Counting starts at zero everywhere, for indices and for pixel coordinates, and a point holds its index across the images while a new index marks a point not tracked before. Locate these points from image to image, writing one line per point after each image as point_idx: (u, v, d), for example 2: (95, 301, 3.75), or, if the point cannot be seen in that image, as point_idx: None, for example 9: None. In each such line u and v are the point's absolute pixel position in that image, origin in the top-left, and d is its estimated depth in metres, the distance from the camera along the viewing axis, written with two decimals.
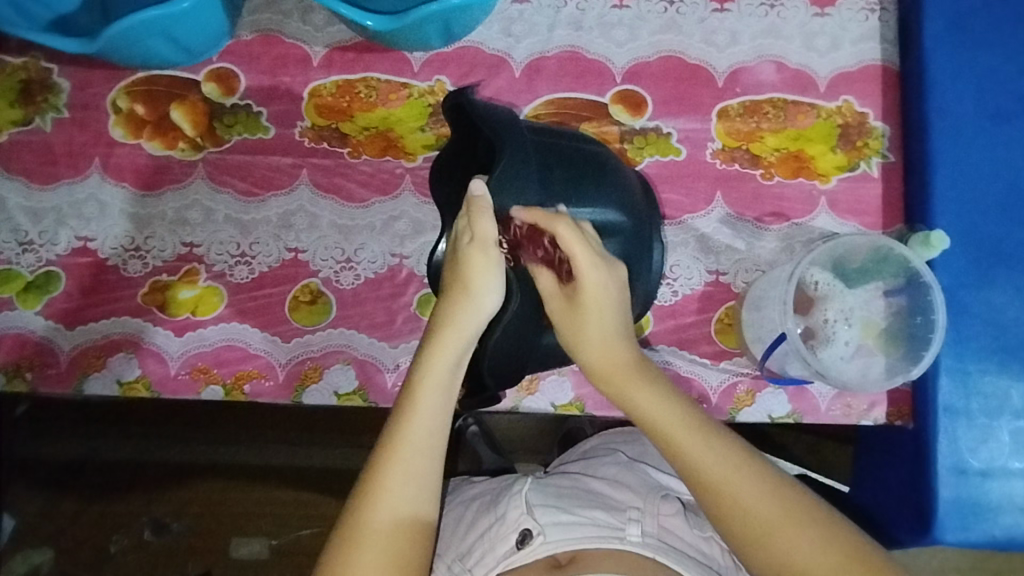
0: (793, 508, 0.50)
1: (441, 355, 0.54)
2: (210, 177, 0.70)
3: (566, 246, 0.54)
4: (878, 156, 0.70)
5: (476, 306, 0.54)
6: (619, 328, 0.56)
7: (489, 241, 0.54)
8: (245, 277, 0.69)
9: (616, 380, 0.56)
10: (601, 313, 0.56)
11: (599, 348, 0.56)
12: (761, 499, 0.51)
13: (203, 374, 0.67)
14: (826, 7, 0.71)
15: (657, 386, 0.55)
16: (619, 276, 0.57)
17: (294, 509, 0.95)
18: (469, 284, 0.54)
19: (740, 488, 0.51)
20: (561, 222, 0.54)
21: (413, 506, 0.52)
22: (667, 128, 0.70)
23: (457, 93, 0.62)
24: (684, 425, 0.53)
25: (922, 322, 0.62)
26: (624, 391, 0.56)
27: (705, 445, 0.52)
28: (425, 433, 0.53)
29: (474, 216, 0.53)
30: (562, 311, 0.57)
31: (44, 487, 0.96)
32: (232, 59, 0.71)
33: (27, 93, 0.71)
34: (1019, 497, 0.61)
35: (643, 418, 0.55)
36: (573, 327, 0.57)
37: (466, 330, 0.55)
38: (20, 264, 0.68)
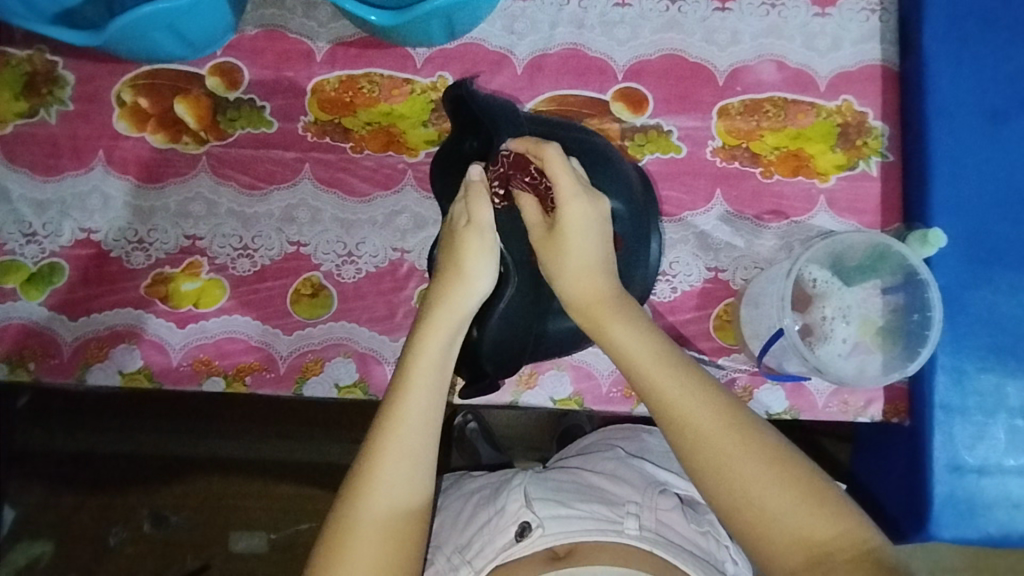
0: (755, 441, 0.50)
1: (435, 337, 0.55)
2: (213, 170, 0.71)
3: (550, 167, 0.55)
4: (876, 155, 0.70)
5: (468, 288, 0.55)
6: (599, 262, 0.56)
7: (486, 226, 0.55)
8: (247, 270, 0.69)
9: (593, 312, 0.56)
10: (580, 245, 0.56)
11: (577, 280, 0.56)
12: (726, 432, 0.50)
13: (205, 365, 0.68)
14: (826, 7, 0.71)
15: (634, 319, 0.55)
16: (602, 210, 0.56)
17: (293, 503, 0.96)
18: (463, 267, 0.55)
19: (706, 420, 0.51)
20: (548, 147, 0.55)
21: (408, 486, 0.52)
22: (667, 126, 0.70)
23: (458, 85, 0.65)
24: (656, 357, 0.53)
25: (919, 319, 0.62)
26: (600, 324, 0.55)
27: (676, 376, 0.52)
28: (419, 414, 0.53)
29: (472, 201, 0.55)
30: (544, 239, 0.57)
31: (44, 479, 0.96)
32: (236, 53, 0.72)
33: (32, 86, 0.71)
34: (1014, 494, 0.62)
35: (614, 347, 0.55)
36: (552, 256, 0.57)
37: (460, 313, 0.55)
38: (24, 255, 0.69)
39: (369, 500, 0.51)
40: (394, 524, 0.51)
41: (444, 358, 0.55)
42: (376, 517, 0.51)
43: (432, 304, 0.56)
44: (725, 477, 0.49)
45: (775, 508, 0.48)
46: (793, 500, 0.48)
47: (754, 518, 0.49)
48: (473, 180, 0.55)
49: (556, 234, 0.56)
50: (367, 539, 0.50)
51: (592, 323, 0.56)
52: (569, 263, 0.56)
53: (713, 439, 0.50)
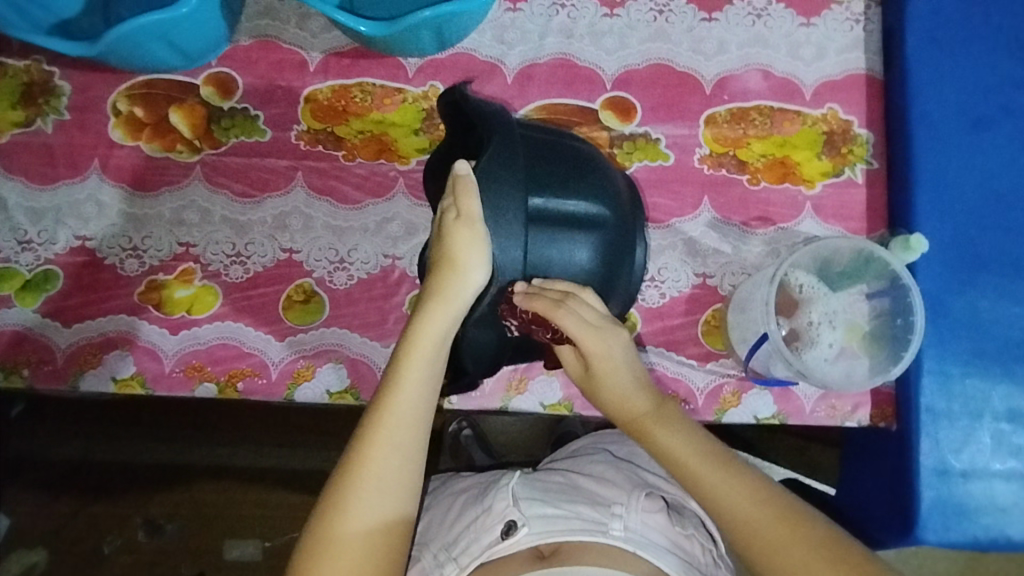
0: (806, 532, 0.53)
1: (430, 329, 0.54)
2: (207, 178, 0.71)
3: (566, 329, 0.56)
4: (862, 162, 0.71)
5: (464, 281, 0.53)
6: (636, 377, 0.59)
7: (477, 218, 0.51)
8: (239, 277, 0.70)
9: (638, 425, 0.59)
10: (616, 377, 0.59)
11: (619, 399, 0.60)
12: (780, 531, 0.54)
13: (198, 372, 0.68)
14: (811, 17, 0.73)
15: (675, 424, 0.59)
16: (624, 339, 0.59)
17: (287, 511, 0.96)
18: (455, 259, 0.52)
19: (758, 521, 0.54)
20: (566, 315, 0.55)
21: (397, 478, 0.53)
22: (655, 134, 0.71)
23: (453, 90, 0.62)
24: (703, 460, 0.57)
25: (902, 324, 0.64)
26: (648, 435, 0.59)
27: (722, 478, 0.56)
28: (411, 410, 0.54)
29: (461, 194, 0.51)
30: (584, 381, 0.61)
31: (39, 488, 0.96)
32: (230, 63, 0.73)
33: (29, 95, 0.72)
34: (999, 498, 0.62)
35: (668, 459, 0.58)
36: (594, 391, 0.60)
37: (455, 307, 0.54)
38: (19, 262, 0.70)
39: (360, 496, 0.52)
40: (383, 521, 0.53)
41: (437, 353, 0.55)
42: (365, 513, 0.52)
43: (427, 296, 0.54)
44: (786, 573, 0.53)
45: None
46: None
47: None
48: (461, 174, 0.51)
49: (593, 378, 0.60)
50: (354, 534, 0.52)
51: (640, 435, 0.60)
52: (610, 391, 0.59)
53: (769, 540, 0.54)
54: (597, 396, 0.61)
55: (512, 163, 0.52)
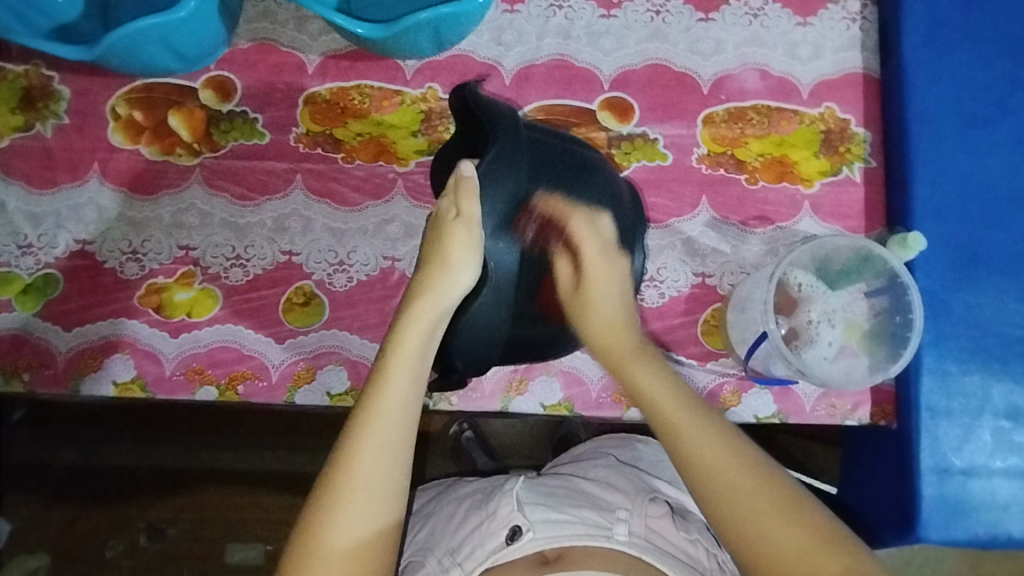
0: (767, 483, 0.49)
1: (417, 325, 0.55)
2: (206, 182, 0.72)
3: (574, 234, 0.61)
4: (860, 161, 0.71)
5: (453, 278, 0.55)
6: (622, 313, 0.62)
7: (475, 221, 0.54)
8: (239, 279, 0.70)
9: (617, 360, 0.60)
10: (603, 303, 0.62)
11: (601, 328, 0.61)
12: (736, 477, 0.49)
13: (198, 375, 0.69)
14: (808, 17, 0.73)
15: (654, 368, 0.58)
16: (624, 268, 0.63)
17: (288, 514, 0.96)
18: (446, 259, 0.55)
19: (717, 467, 0.50)
20: (575, 216, 0.61)
21: (388, 476, 0.52)
22: (653, 134, 0.71)
23: (463, 85, 0.61)
24: (673, 401, 0.54)
25: (901, 321, 0.63)
26: (625, 371, 0.58)
27: (690, 420, 0.53)
28: (398, 407, 0.53)
29: (462, 195, 0.54)
30: (570, 302, 0.63)
31: (40, 492, 0.96)
32: (229, 67, 0.73)
33: (28, 100, 0.72)
34: (1000, 495, 0.62)
35: (637, 391, 0.57)
36: (578, 309, 0.62)
37: (443, 301, 0.55)
38: (18, 266, 0.70)
39: (348, 499, 0.51)
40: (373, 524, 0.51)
41: (424, 349, 0.55)
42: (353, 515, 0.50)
43: (415, 293, 0.56)
44: (733, 521, 0.48)
45: (788, 555, 0.46)
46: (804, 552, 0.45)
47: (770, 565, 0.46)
48: (464, 175, 0.53)
49: (581, 296, 0.62)
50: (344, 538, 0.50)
51: (618, 371, 0.59)
52: (592, 313, 0.62)
53: (724, 487, 0.49)
54: (579, 316, 0.62)
55: (511, 164, 0.55)
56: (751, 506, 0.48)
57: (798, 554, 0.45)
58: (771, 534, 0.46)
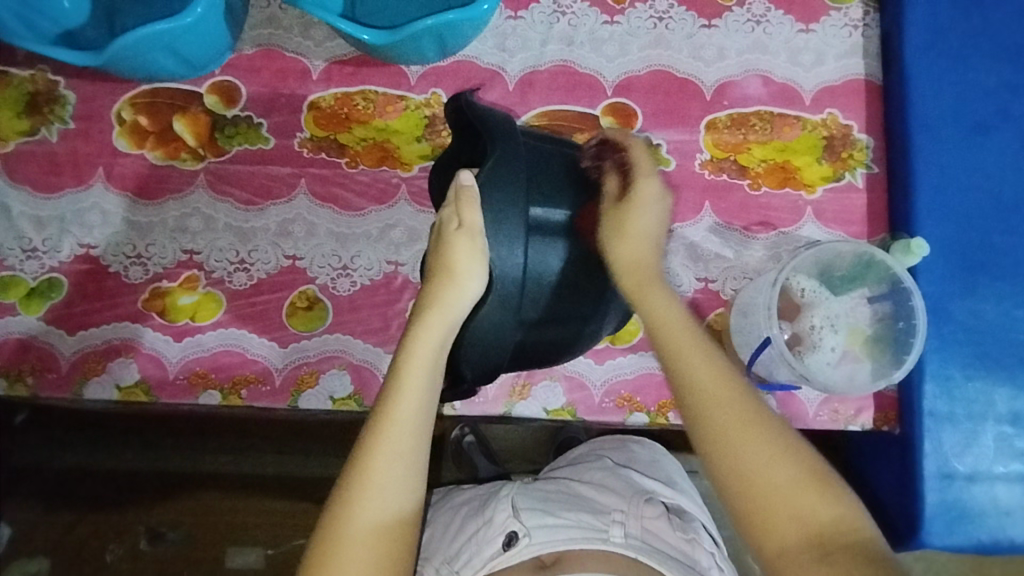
0: (774, 424, 0.50)
1: (426, 340, 0.55)
2: (211, 187, 0.72)
3: (636, 153, 0.59)
4: (862, 167, 0.71)
5: (460, 290, 0.54)
6: (655, 234, 0.57)
7: (477, 230, 0.53)
8: (243, 284, 0.70)
9: (636, 278, 0.56)
10: (644, 220, 0.57)
11: (633, 241, 0.57)
12: (743, 418, 0.50)
13: (202, 379, 0.69)
14: (810, 24, 0.73)
15: (669, 293, 0.56)
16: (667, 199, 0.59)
17: (289, 518, 0.96)
18: (453, 271, 0.54)
19: (727, 408, 0.50)
20: (637, 140, 0.61)
21: (401, 484, 0.52)
22: (656, 140, 0.72)
23: (458, 96, 0.61)
24: (686, 330, 0.54)
25: (904, 327, 0.64)
26: (641, 292, 0.56)
27: (705, 355, 0.52)
28: (411, 416, 0.54)
29: (462, 205, 0.53)
30: (608, 212, 0.58)
31: (41, 496, 0.96)
32: (233, 72, 0.73)
33: (33, 105, 0.72)
34: (1002, 501, 0.62)
35: (651, 316, 0.55)
36: (619, 221, 0.57)
37: (454, 314, 0.55)
38: (23, 270, 0.70)
39: (361, 508, 0.51)
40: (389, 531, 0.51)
41: (436, 358, 0.55)
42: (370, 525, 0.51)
43: (425, 302, 0.56)
44: (733, 462, 0.49)
45: (779, 490, 0.48)
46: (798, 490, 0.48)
47: (767, 497, 0.48)
48: (464, 184, 0.53)
49: (625, 207, 0.57)
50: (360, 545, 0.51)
51: (630, 288, 0.56)
52: (628, 231, 0.57)
53: (731, 421, 0.50)
54: (613, 232, 0.57)
55: (513, 173, 0.55)
56: (757, 441, 0.49)
57: (792, 491, 0.48)
58: (770, 472, 0.48)
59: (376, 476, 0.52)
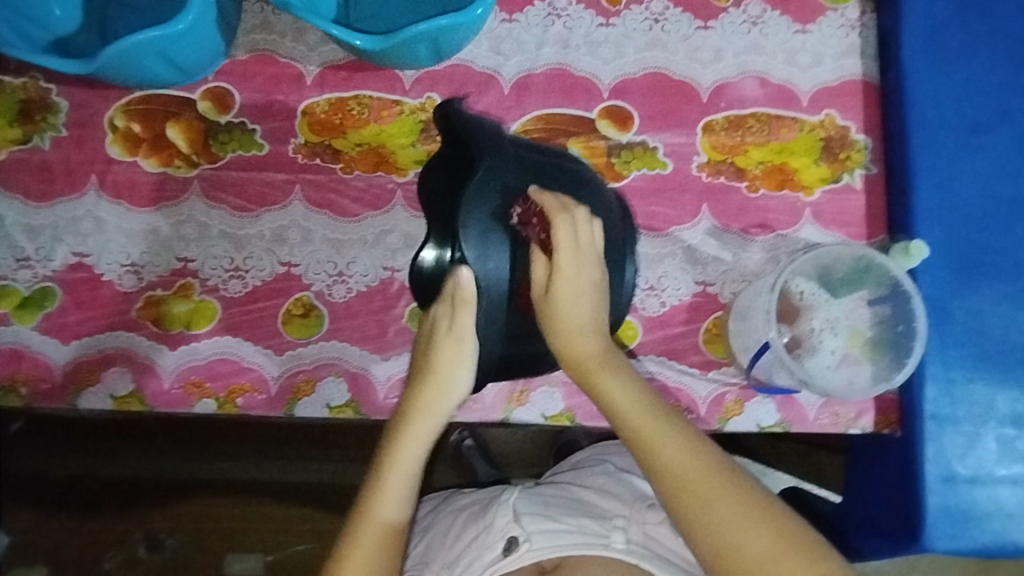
0: (741, 495, 0.52)
1: (416, 435, 0.59)
2: (205, 194, 0.71)
3: (557, 236, 0.56)
4: (860, 168, 0.71)
5: (448, 384, 0.59)
6: (592, 320, 0.58)
7: (466, 334, 0.58)
8: (238, 291, 0.70)
9: (584, 371, 0.58)
10: (573, 314, 0.57)
11: (573, 338, 0.58)
12: (710, 492, 0.52)
13: (197, 388, 0.68)
14: (807, 24, 0.73)
15: (622, 375, 0.57)
16: (597, 276, 0.58)
17: (288, 525, 0.96)
18: (439, 368, 0.59)
19: (695, 487, 0.53)
20: (561, 218, 0.57)
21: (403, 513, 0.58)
22: (653, 143, 0.71)
23: (447, 105, 0.65)
24: (641, 413, 0.55)
25: (904, 330, 0.63)
26: (593, 383, 0.57)
27: (662, 438, 0.54)
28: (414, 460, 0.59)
29: (458, 309, 0.57)
30: (539, 304, 0.59)
31: (38, 505, 0.96)
32: (227, 78, 0.73)
33: (26, 113, 0.72)
34: (1006, 503, 0.62)
35: (608, 406, 0.56)
36: (549, 315, 0.58)
37: (438, 413, 0.60)
38: (16, 280, 0.69)
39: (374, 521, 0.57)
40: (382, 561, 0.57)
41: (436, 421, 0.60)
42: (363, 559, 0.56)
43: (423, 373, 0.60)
44: (712, 539, 0.51)
45: (756, 560, 0.50)
46: (772, 552, 0.50)
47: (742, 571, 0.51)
48: (461, 285, 0.56)
49: (551, 303, 0.58)
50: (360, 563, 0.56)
51: (585, 382, 0.58)
52: (561, 327, 0.58)
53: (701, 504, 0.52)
54: (551, 330, 0.59)
55: (497, 186, 0.58)
56: (723, 519, 0.52)
57: (767, 560, 0.50)
58: (742, 545, 0.51)
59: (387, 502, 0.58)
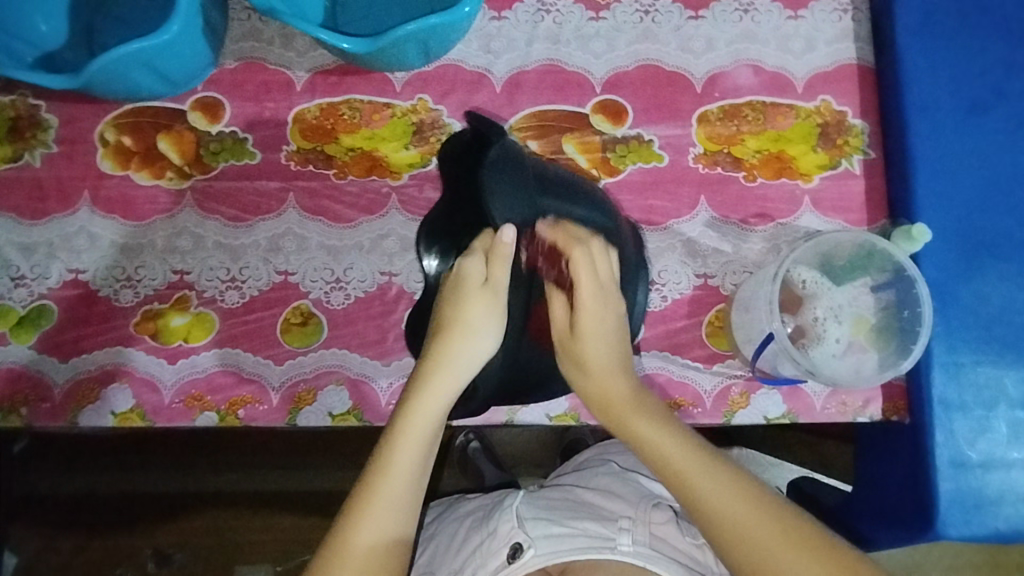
0: (800, 533, 0.52)
1: (432, 395, 0.57)
2: (199, 205, 0.71)
3: (574, 273, 0.57)
4: (858, 153, 0.70)
5: (470, 343, 0.58)
6: (618, 361, 0.59)
7: (501, 287, 0.58)
8: (235, 302, 0.69)
9: (616, 413, 0.58)
10: (596, 351, 0.59)
11: (601, 378, 0.59)
12: (772, 533, 0.52)
13: (198, 401, 0.68)
14: (799, 10, 0.72)
15: (653, 410, 0.58)
16: (617, 309, 0.59)
17: (296, 535, 0.95)
18: (467, 323, 0.58)
19: (752, 525, 0.52)
20: (578, 248, 0.57)
21: (396, 528, 0.54)
22: (648, 136, 0.71)
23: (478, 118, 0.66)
24: (684, 455, 0.55)
25: (910, 316, 0.62)
26: (625, 422, 0.58)
27: (696, 461, 0.55)
28: (408, 467, 0.55)
29: (495, 260, 0.57)
30: (562, 341, 0.60)
31: (44, 523, 0.95)
32: (216, 87, 0.72)
33: (16, 130, 0.71)
34: (1019, 487, 0.61)
35: (647, 450, 0.56)
36: (573, 354, 0.60)
37: (458, 372, 0.58)
38: (12, 299, 0.69)
39: (362, 531, 0.53)
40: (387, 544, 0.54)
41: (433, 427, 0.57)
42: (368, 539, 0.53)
43: (429, 360, 0.58)
44: None
45: None
46: None
47: None
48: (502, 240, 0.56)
49: (576, 341, 0.59)
50: (358, 557, 0.53)
51: (616, 422, 0.59)
52: (589, 367, 0.59)
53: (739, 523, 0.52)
54: (578, 370, 0.60)
55: (517, 176, 0.60)
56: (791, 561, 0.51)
57: None
58: None
59: (374, 510, 0.54)
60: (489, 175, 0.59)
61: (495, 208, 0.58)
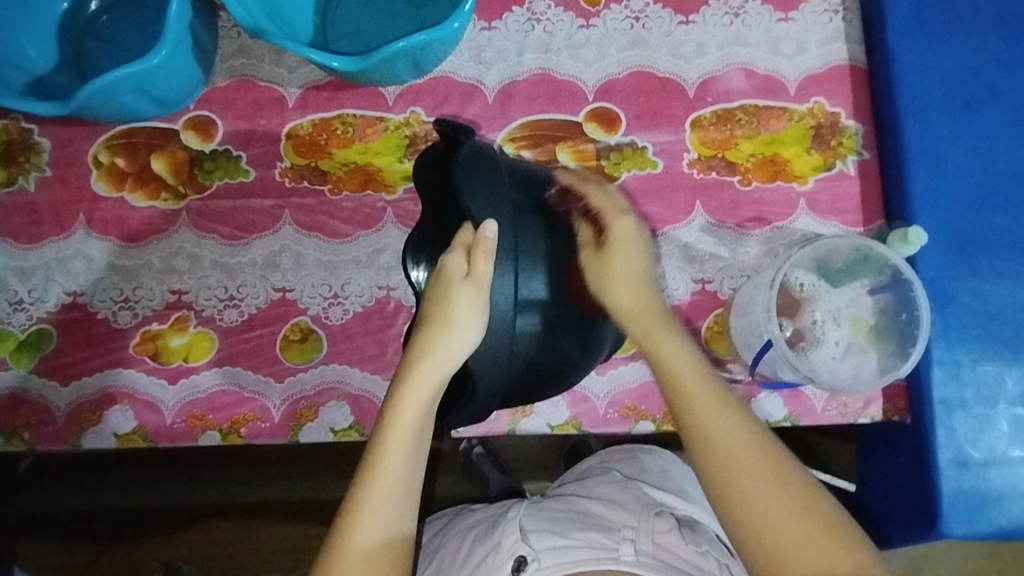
0: (782, 481, 0.50)
1: (418, 390, 0.54)
2: (194, 224, 0.71)
3: (593, 200, 0.59)
4: (852, 154, 0.70)
5: (451, 342, 0.53)
6: (647, 274, 0.57)
7: (485, 282, 0.52)
8: (234, 320, 0.69)
9: (637, 322, 0.57)
10: (625, 262, 0.57)
11: (626, 287, 0.57)
12: (755, 461, 0.51)
13: (199, 421, 0.68)
14: (789, 12, 0.72)
15: (724, 398, 0.54)
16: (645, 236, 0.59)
17: (301, 545, 0.95)
18: (449, 317, 0.53)
19: (740, 455, 0.51)
20: (596, 186, 0.59)
21: (393, 523, 0.53)
22: (642, 142, 0.71)
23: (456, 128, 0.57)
24: (695, 373, 0.54)
25: (908, 317, 0.62)
26: (647, 334, 0.56)
27: (739, 435, 0.52)
28: (399, 467, 0.54)
29: (477, 256, 0.51)
30: (587, 262, 0.58)
31: (49, 540, 0.95)
32: (209, 106, 0.72)
33: (9, 155, 0.71)
34: (1021, 484, 0.61)
35: (661, 358, 0.55)
36: (597, 272, 0.57)
37: (444, 363, 0.54)
38: (11, 323, 0.69)
39: (360, 529, 0.53)
40: (390, 538, 0.53)
41: (423, 422, 0.55)
42: (371, 536, 0.53)
43: (414, 357, 0.55)
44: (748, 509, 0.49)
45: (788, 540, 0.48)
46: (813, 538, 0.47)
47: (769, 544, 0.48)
48: (484, 237, 0.51)
49: (602, 256, 0.57)
50: (361, 552, 0.52)
51: (636, 331, 0.57)
52: (616, 273, 0.57)
53: (757, 498, 0.49)
54: (600, 284, 0.57)
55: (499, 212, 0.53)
56: (765, 497, 0.49)
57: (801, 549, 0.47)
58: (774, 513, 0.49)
59: (369, 509, 0.53)
60: (463, 171, 0.53)
61: (471, 204, 0.53)
